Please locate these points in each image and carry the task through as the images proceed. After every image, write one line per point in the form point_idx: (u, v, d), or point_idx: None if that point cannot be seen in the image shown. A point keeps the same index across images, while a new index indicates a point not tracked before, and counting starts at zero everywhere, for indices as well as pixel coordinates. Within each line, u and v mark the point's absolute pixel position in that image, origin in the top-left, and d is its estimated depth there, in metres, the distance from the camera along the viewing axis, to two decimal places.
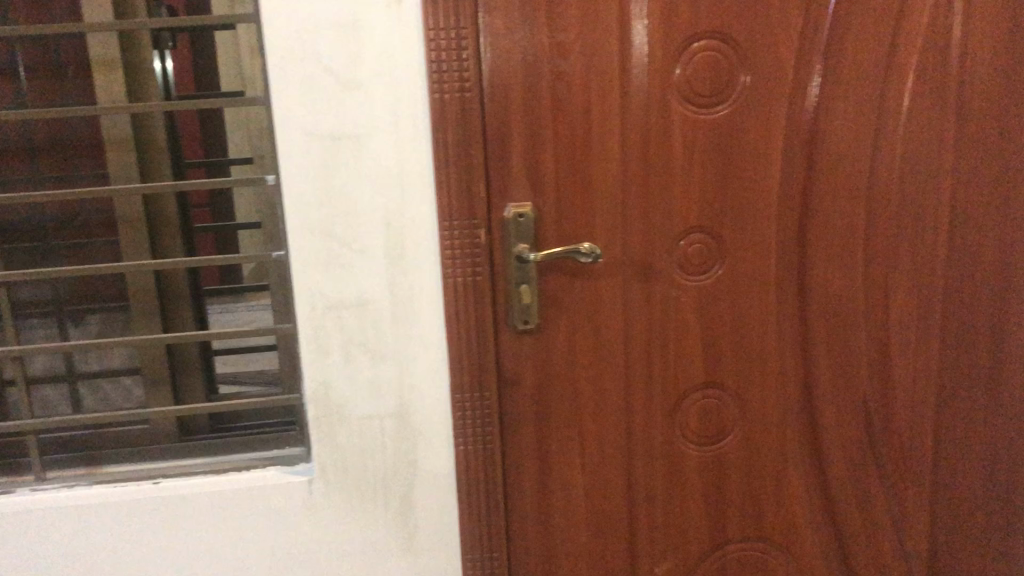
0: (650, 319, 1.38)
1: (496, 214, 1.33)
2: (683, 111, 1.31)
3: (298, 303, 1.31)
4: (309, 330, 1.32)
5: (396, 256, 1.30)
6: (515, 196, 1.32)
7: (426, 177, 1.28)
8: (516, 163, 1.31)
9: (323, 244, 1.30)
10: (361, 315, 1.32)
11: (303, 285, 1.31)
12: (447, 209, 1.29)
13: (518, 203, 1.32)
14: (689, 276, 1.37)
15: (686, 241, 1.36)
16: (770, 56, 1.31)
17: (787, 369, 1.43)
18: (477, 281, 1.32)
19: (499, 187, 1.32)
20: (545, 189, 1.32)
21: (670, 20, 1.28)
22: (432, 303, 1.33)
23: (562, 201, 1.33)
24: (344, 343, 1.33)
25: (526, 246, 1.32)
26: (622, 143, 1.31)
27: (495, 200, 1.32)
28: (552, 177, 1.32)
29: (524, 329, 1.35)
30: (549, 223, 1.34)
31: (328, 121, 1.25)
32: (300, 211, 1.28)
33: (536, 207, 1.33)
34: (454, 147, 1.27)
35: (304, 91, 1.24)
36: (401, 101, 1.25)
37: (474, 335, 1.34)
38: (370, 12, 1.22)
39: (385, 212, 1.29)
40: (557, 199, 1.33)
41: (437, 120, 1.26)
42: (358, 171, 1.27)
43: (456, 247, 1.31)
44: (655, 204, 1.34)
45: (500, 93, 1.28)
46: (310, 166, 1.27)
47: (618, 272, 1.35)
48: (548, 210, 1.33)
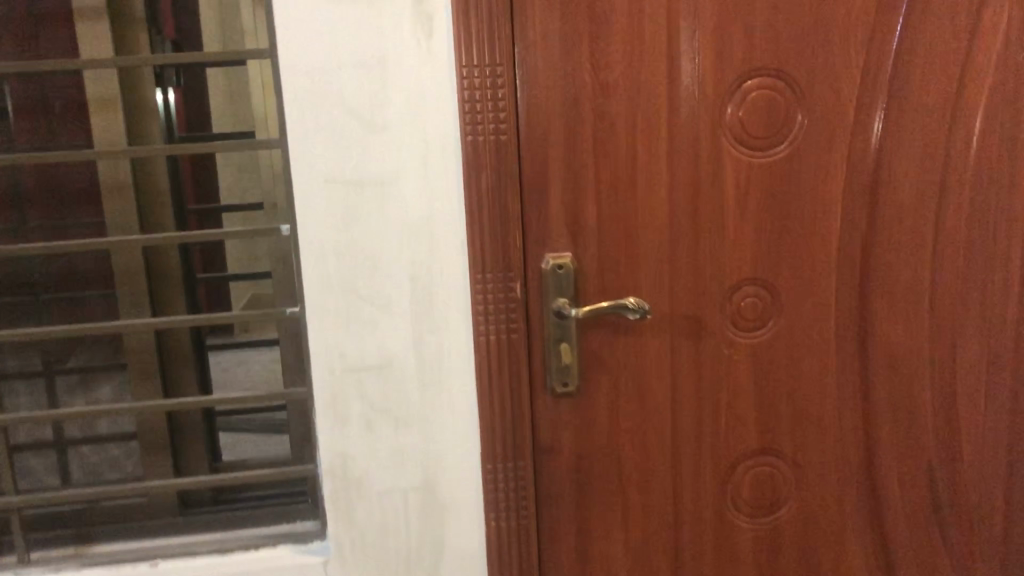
0: (700, 379, 1.26)
1: (532, 266, 1.21)
2: (735, 154, 1.21)
3: (314, 365, 1.19)
4: (327, 395, 1.20)
5: (424, 313, 1.18)
6: (554, 246, 1.21)
7: (457, 227, 1.16)
8: (555, 211, 1.20)
9: (343, 300, 1.18)
10: (385, 379, 1.20)
11: (321, 346, 1.19)
12: (480, 262, 1.17)
13: (558, 254, 1.20)
14: (742, 333, 1.26)
15: (739, 294, 1.25)
16: (828, 94, 1.21)
17: (847, 433, 1.31)
18: (512, 340, 1.20)
19: (536, 236, 1.20)
20: (587, 238, 1.21)
21: (722, 57, 1.18)
22: (463, 364, 1.20)
23: (605, 252, 1.21)
24: (365, 409, 1.21)
25: (566, 301, 1.20)
26: (670, 189, 1.20)
27: (531, 251, 1.21)
28: (595, 225, 1.20)
29: (564, 392, 1.23)
30: (591, 275, 1.22)
31: (350, 166, 1.14)
32: (318, 265, 1.17)
33: (577, 257, 1.21)
34: (488, 193, 1.16)
35: (324, 133, 1.13)
36: (430, 144, 1.14)
37: (508, 399, 1.22)
38: (397, 46, 1.11)
39: (412, 265, 1.17)
40: (600, 249, 1.21)
41: (470, 164, 1.14)
42: (382, 220, 1.15)
43: (490, 303, 1.19)
44: (705, 255, 1.23)
45: (538, 134, 1.17)
46: (330, 215, 1.15)
47: (664, 329, 1.24)
48: (590, 261, 1.21)
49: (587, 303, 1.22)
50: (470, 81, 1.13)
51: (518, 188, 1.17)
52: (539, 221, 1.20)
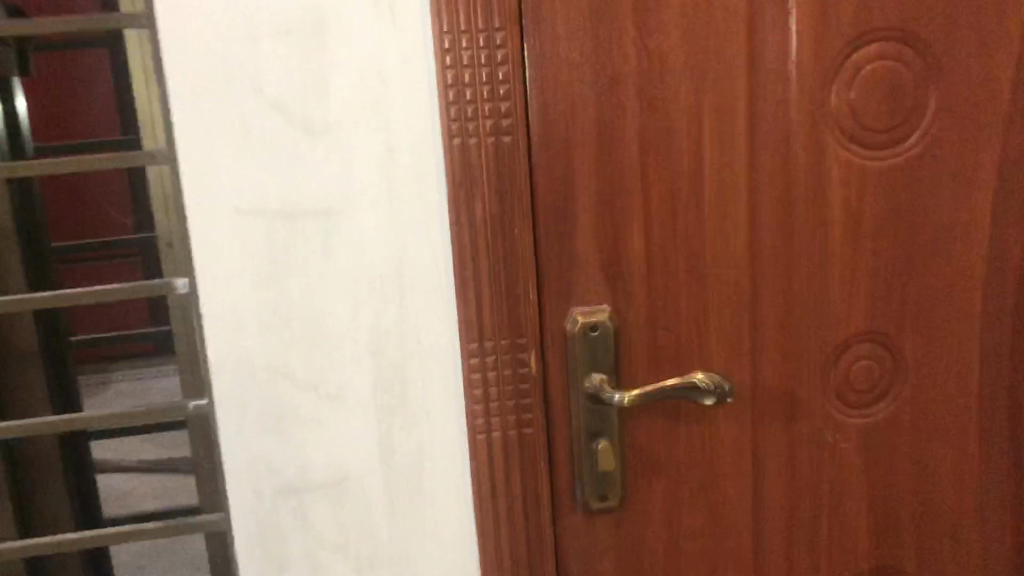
0: (791, 478, 0.88)
1: (553, 328, 0.82)
2: (843, 154, 0.83)
3: (230, 484, 0.80)
4: (253, 524, 0.81)
5: (392, 405, 0.80)
6: (585, 298, 0.82)
7: (440, 275, 0.78)
8: (586, 244, 0.81)
9: (272, 390, 0.79)
10: (339, 499, 0.81)
11: (242, 458, 0.80)
12: (476, 326, 0.78)
13: (591, 309, 0.81)
14: (850, 410, 0.88)
15: (847, 356, 0.87)
16: (975, 66, 0.83)
17: (993, 544, 0.93)
18: (525, 437, 0.82)
19: (559, 285, 0.81)
20: (632, 286, 0.82)
21: (826, 12, 0.80)
22: (453, 476, 0.82)
23: (658, 304, 0.83)
24: (311, 544, 0.82)
25: (605, 376, 0.82)
26: (750, 210, 0.83)
27: (551, 306, 0.81)
28: (642, 266, 0.82)
29: (601, 508, 0.84)
30: (638, 338, 0.83)
31: (276, 189, 0.75)
32: (233, 338, 0.77)
33: (618, 312, 0.82)
34: (486, 225, 0.77)
35: (234, 141, 0.74)
36: (396, 153, 0.75)
37: (520, 524, 0.83)
38: (342, 4, 0.72)
39: (375, 335, 0.78)
40: (649, 301, 0.82)
41: (458, 182, 0.75)
42: (327, 269, 0.77)
43: (491, 386, 0.80)
44: (798, 304, 0.85)
45: (558, 133, 0.78)
46: (247, 263, 0.76)
47: (742, 410, 0.86)
48: (637, 318, 0.82)
49: (633, 378, 0.84)
50: (454, 53, 0.73)
51: (531, 214, 0.78)
52: (563, 262, 0.81)
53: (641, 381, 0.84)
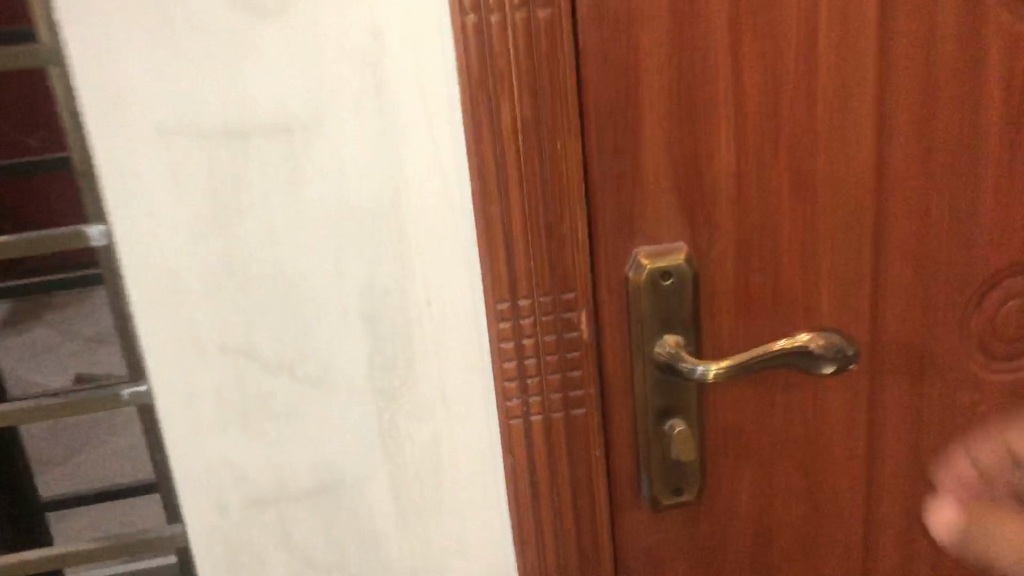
0: (916, 453, 0.68)
1: (612, 278, 0.60)
2: (1010, 23, 0.59)
3: (186, 497, 0.60)
4: (220, 545, 0.61)
5: (395, 386, 0.59)
6: (654, 235, 0.59)
7: (455, 210, 0.56)
8: (656, 161, 0.58)
9: (231, 375, 0.58)
10: (329, 511, 0.61)
11: (199, 463, 0.59)
12: (506, 279, 0.57)
13: (662, 249, 0.59)
14: (996, 366, 0.67)
15: (994, 296, 0.66)
16: None
17: None
18: (573, 420, 0.61)
19: (618, 219, 0.59)
20: (716, 215, 0.60)
21: None
22: (479, 470, 0.62)
23: (752, 236, 0.61)
24: (297, 566, 0.63)
25: (679, 339, 0.61)
26: (880, 104, 0.59)
27: (607, 249, 0.59)
28: (732, 188, 0.59)
29: (673, 504, 0.65)
30: (725, 284, 0.61)
31: (214, 96, 0.52)
32: (172, 309, 0.56)
33: (697, 252, 0.60)
34: (517, 141, 0.54)
35: (149, 28, 0.50)
36: (386, 40, 0.52)
37: (570, 529, 0.64)
38: None
39: (368, 297, 0.57)
40: (738, 236, 0.60)
41: (476, 79, 0.53)
42: (295, 209, 0.55)
43: (529, 358, 0.59)
44: (937, 230, 0.63)
45: (617, 4, 0.54)
46: (183, 204, 0.54)
47: (857, 372, 0.65)
48: (722, 260, 0.60)
49: (718, 338, 0.62)
50: None
51: (580, 122, 0.55)
52: (624, 187, 0.58)
53: (729, 341, 0.62)
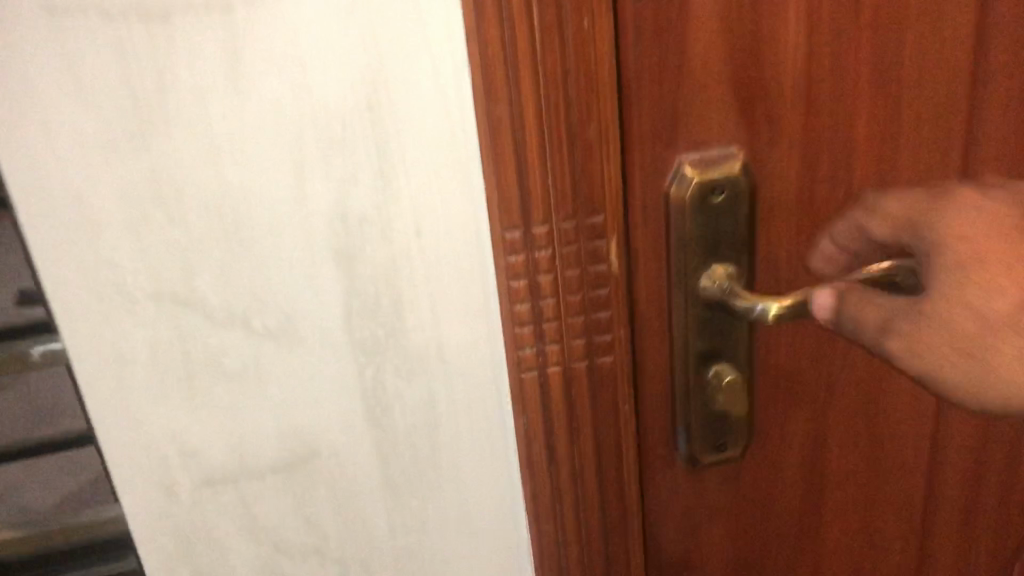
0: None
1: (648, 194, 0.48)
2: None
3: (121, 483, 0.48)
4: (170, 534, 0.50)
5: (377, 335, 0.47)
6: (703, 141, 0.47)
7: (451, 113, 0.43)
8: (708, 44, 0.45)
9: (169, 331, 0.45)
10: (303, 488, 0.50)
11: (134, 441, 0.47)
12: (517, 201, 0.45)
13: (711, 159, 0.47)
14: None
15: None
16: None
17: None
18: (600, 370, 0.50)
19: (659, 120, 0.46)
20: (780, 114, 0.47)
21: None
22: (482, 432, 0.51)
23: (822, 141, 0.48)
24: (266, 552, 0.52)
25: (730, 271, 0.49)
26: None
27: (643, 159, 0.47)
28: (802, 79, 0.46)
29: (715, 461, 0.54)
30: (787, 201, 0.49)
31: None
32: (84, 251, 0.42)
33: (755, 161, 0.48)
34: (532, 18, 0.41)
35: None
36: None
37: (594, 496, 0.53)
38: None
39: (342, 227, 0.44)
40: (805, 140, 0.48)
41: None
42: (241, 115, 0.41)
43: (546, 298, 0.47)
44: None
45: None
46: (86, 110, 0.40)
47: None
48: (783, 171, 0.48)
49: (772, 265, 0.51)
50: None
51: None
52: (666, 79, 0.45)
53: (785, 270, 0.51)
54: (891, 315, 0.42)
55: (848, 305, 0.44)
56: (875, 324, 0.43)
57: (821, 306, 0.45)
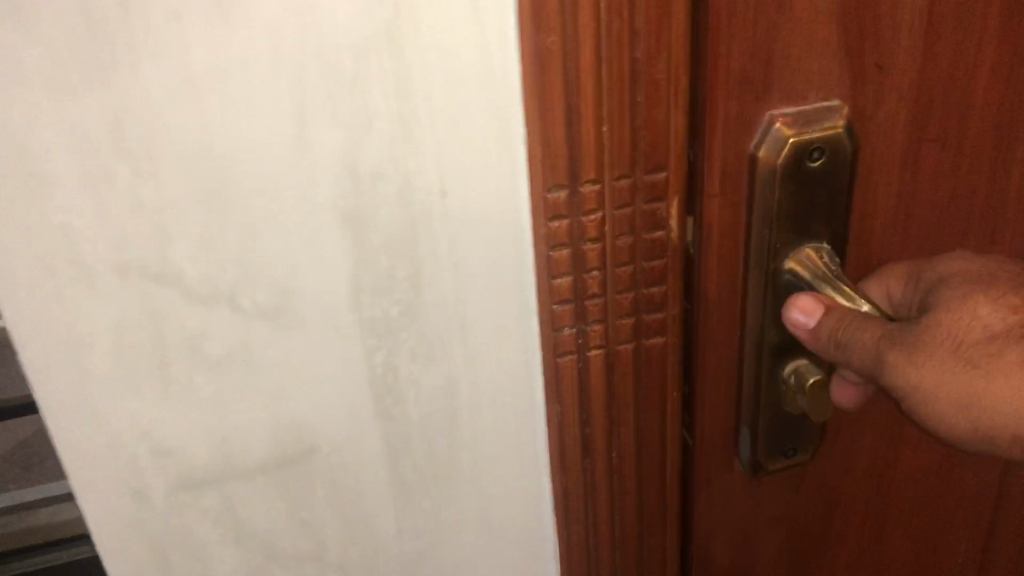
0: None
1: (732, 156, 0.39)
2: None
3: (82, 487, 0.40)
4: (143, 544, 0.42)
5: (390, 314, 0.39)
6: (802, 93, 0.39)
7: (489, 45, 0.35)
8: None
9: (138, 311, 0.36)
10: (299, 489, 0.43)
11: (97, 439, 0.39)
12: (564, 155, 0.37)
13: (809, 115, 0.39)
14: None
15: None
16: None
17: None
18: (648, 353, 0.43)
19: (755, 70, 0.38)
20: (891, 64, 0.39)
21: None
22: (509, 423, 0.44)
23: (936, 100, 0.40)
24: (255, 560, 0.44)
25: (829, 254, 0.42)
26: None
27: (730, 115, 0.38)
28: (919, 26, 0.38)
29: (782, 466, 0.47)
30: (887, 169, 0.42)
31: None
32: (29, 214, 0.34)
33: (858, 120, 0.40)
34: None
35: None
36: None
37: (632, 492, 0.46)
38: None
39: (351, 186, 0.36)
40: (914, 95, 0.40)
41: None
42: (228, 43, 0.33)
43: (592, 270, 0.40)
44: None
45: None
46: (24, 30, 0.30)
47: None
48: (886, 129, 0.41)
49: (915, 268, 0.43)
50: None
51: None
52: (765, 18, 0.37)
53: (877, 250, 0.44)
54: (893, 334, 0.39)
55: (844, 332, 0.40)
56: (871, 346, 0.39)
57: (806, 316, 0.41)
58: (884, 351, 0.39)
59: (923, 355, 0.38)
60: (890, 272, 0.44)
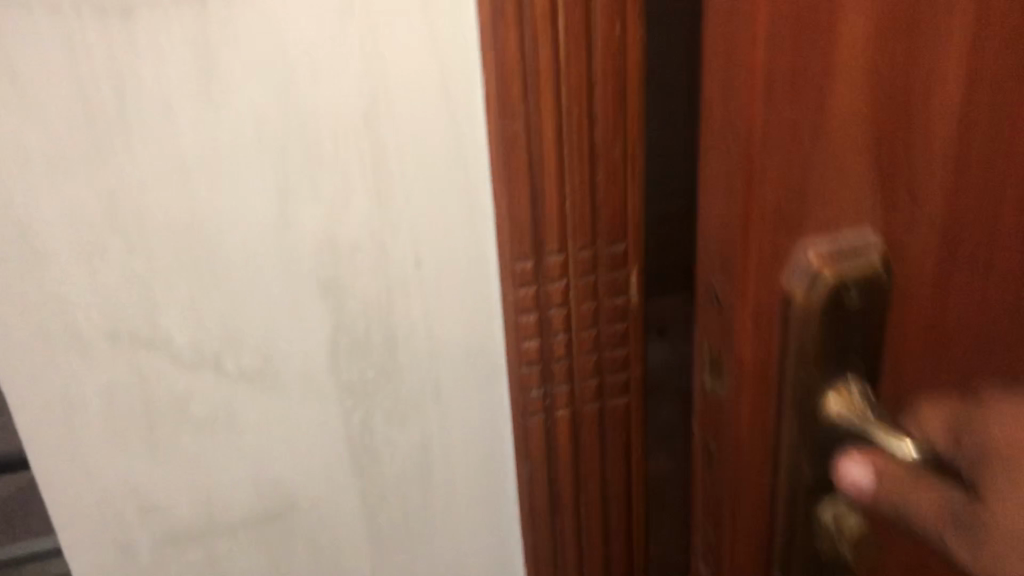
0: None
1: (760, 285, 0.27)
2: None
3: (70, 544, 0.42)
4: None
5: (365, 377, 0.41)
6: (843, 190, 0.26)
7: (460, 130, 0.38)
8: (854, 31, 0.24)
9: (126, 376, 0.39)
10: (279, 543, 0.44)
11: (83, 498, 0.41)
12: (530, 229, 0.40)
13: (850, 219, 0.27)
14: None
15: None
16: None
17: None
18: (613, 412, 0.45)
19: (777, 160, 0.25)
20: (931, 161, 0.27)
21: None
22: (480, 480, 0.46)
23: (988, 177, 0.28)
24: None
25: (867, 390, 0.29)
26: None
27: (740, 221, 0.26)
28: (961, 107, 0.26)
29: None
30: (921, 301, 0.29)
31: None
32: (27, 285, 0.36)
33: (903, 217, 0.27)
34: (557, 22, 0.36)
35: None
36: None
37: (600, 548, 0.48)
38: None
39: (330, 258, 0.39)
40: (964, 199, 0.28)
41: None
42: (217, 129, 0.35)
43: (557, 335, 0.42)
44: None
45: None
46: (27, 120, 0.33)
47: None
48: (926, 252, 0.28)
49: (967, 401, 0.29)
50: None
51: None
52: (802, 81, 0.24)
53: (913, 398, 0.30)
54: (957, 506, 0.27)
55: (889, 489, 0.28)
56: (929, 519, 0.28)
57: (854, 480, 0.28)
58: (943, 529, 0.27)
59: (999, 538, 0.26)
60: (937, 409, 0.29)
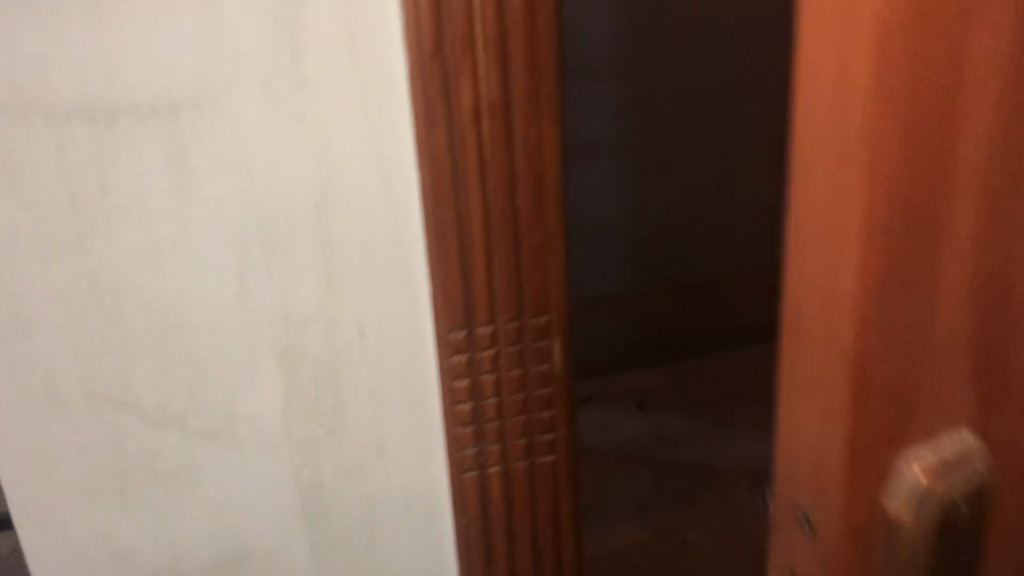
0: None
1: (865, 433, 0.20)
2: None
3: None
4: None
5: (315, 436, 0.46)
6: (959, 299, 0.20)
7: (400, 218, 0.43)
8: (983, 101, 0.18)
9: (100, 433, 0.43)
10: None
11: (61, 541, 0.45)
12: (462, 303, 0.45)
13: (949, 397, 0.21)
14: None
15: None
16: None
17: None
18: (542, 468, 0.50)
19: (884, 283, 0.19)
20: None
21: None
22: (422, 531, 0.50)
23: None
24: None
25: None
26: None
27: (843, 375, 0.20)
28: None
29: None
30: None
31: (67, 57, 0.37)
32: (17, 350, 0.41)
33: (1009, 392, 0.21)
34: (480, 125, 0.42)
35: None
36: None
37: None
38: None
39: (283, 329, 0.44)
40: None
41: (429, 43, 0.40)
42: (187, 216, 0.41)
43: (488, 399, 0.47)
44: None
45: None
46: (22, 208, 0.39)
47: None
48: None
49: None
50: None
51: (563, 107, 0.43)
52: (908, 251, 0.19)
53: None
54: None
55: None
56: None
57: None
58: None
59: None
60: None
